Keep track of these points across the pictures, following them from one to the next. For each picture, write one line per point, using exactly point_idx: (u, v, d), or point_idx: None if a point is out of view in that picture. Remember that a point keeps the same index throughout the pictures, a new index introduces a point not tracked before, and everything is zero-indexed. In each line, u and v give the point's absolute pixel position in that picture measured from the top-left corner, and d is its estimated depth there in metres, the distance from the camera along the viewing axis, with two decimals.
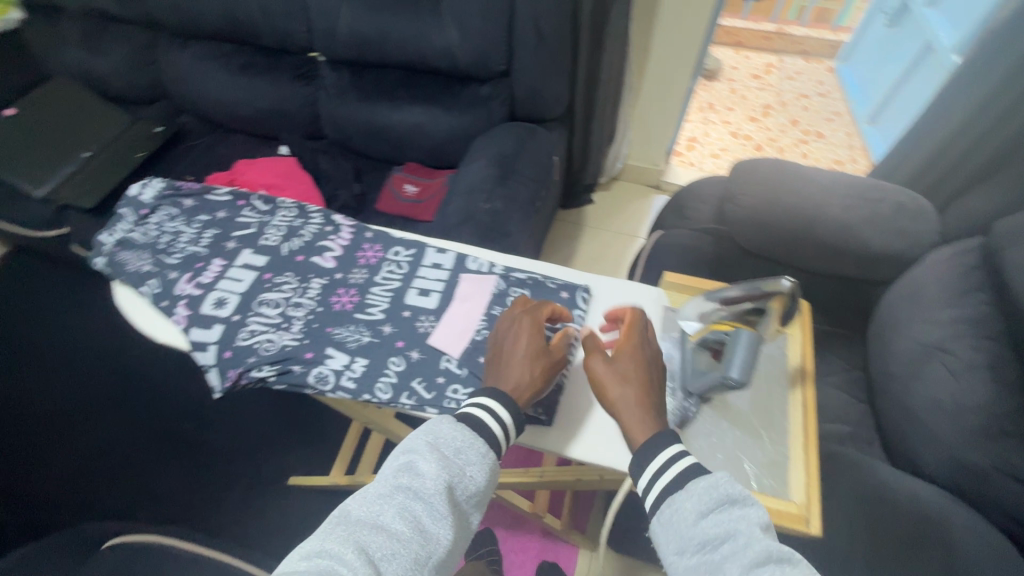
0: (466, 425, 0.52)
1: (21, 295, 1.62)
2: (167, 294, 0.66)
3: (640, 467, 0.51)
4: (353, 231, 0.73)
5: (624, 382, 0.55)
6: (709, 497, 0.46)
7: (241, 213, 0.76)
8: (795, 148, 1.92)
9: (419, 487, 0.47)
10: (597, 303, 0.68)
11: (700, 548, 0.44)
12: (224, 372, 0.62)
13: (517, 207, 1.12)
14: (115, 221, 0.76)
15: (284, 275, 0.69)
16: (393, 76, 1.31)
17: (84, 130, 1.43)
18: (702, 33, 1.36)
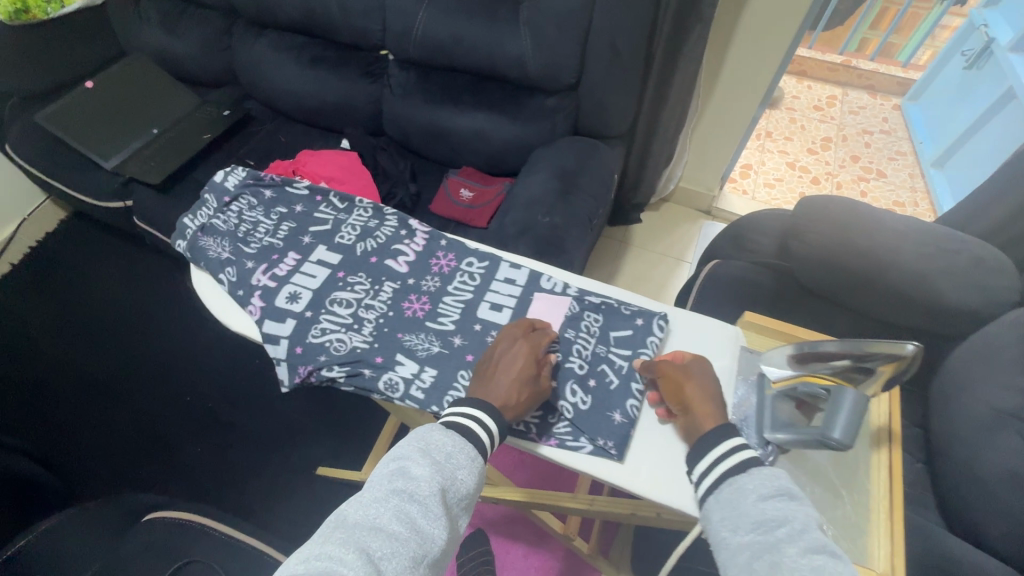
0: (456, 433, 0.54)
1: (75, 258, 1.66)
2: (244, 283, 0.67)
3: (700, 451, 0.53)
4: (428, 237, 0.73)
5: (701, 379, 0.57)
6: (770, 485, 0.49)
7: (318, 208, 0.76)
8: (854, 186, 1.87)
9: (414, 489, 0.49)
10: (674, 335, 0.66)
11: (757, 527, 0.47)
12: (294, 368, 0.62)
13: (575, 222, 1.11)
14: (198, 205, 0.77)
15: (358, 275, 0.69)
16: (460, 80, 1.32)
17: (156, 108, 1.47)
18: (776, 62, 1.34)
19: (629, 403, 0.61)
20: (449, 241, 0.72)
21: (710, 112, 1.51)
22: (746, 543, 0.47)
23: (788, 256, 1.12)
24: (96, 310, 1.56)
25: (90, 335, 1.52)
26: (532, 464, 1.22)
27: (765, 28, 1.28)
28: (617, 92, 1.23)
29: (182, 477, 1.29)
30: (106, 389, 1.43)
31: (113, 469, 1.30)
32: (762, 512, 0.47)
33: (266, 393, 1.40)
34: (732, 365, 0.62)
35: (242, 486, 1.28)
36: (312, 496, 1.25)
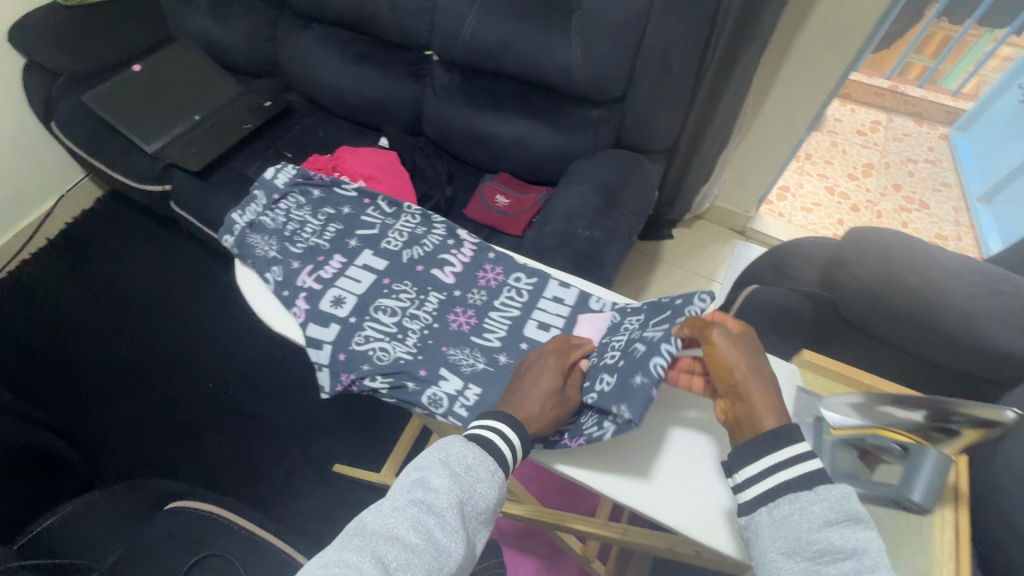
0: (477, 445, 0.54)
1: (108, 237, 1.68)
2: (289, 283, 0.67)
3: (755, 453, 0.51)
4: (475, 249, 0.73)
5: (751, 363, 0.55)
6: (838, 511, 0.46)
7: (366, 212, 0.78)
8: (894, 215, 1.82)
9: (432, 502, 0.49)
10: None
11: (816, 555, 0.45)
12: (336, 374, 0.62)
13: (615, 238, 1.08)
14: (248, 199, 0.78)
15: (403, 283, 0.69)
16: (505, 85, 1.30)
17: (199, 95, 1.48)
18: (829, 86, 1.30)
19: (654, 361, 0.55)
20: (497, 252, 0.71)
21: (754, 133, 1.47)
22: (802, 571, 0.45)
23: (831, 286, 1.08)
24: (126, 290, 1.58)
25: (119, 315, 1.53)
26: (550, 480, 1.20)
27: (820, 51, 1.25)
28: (664, 108, 1.20)
29: (201, 463, 1.30)
30: (131, 369, 1.44)
31: (134, 451, 1.32)
32: (827, 542, 0.45)
33: (288, 387, 1.40)
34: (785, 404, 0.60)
35: (259, 476, 1.28)
36: (328, 494, 1.25)
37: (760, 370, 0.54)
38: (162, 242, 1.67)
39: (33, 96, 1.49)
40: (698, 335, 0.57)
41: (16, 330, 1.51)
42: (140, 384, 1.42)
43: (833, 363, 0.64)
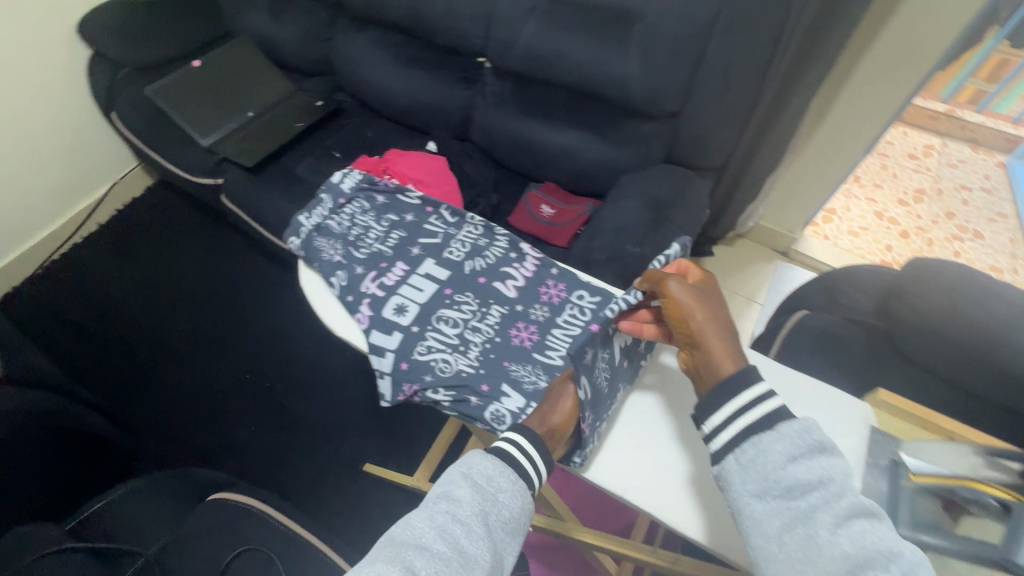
0: (496, 458, 0.57)
1: (155, 225, 1.72)
2: (353, 290, 0.72)
3: (719, 401, 0.56)
4: (537, 264, 0.77)
5: (705, 309, 0.61)
6: (799, 447, 0.51)
7: (428, 220, 0.84)
8: (946, 243, 1.75)
9: (457, 512, 0.52)
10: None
11: (785, 492, 0.50)
12: (399, 384, 0.69)
13: (665, 255, 1.07)
14: (314, 202, 0.85)
15: (464, 295, 0.75)
16: (556, 95, 1.30)
17: (254, 92, 1.52)
18: (891, 110, 1.26)
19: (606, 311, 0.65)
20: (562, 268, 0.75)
21: (807, 154, 1.44)
22: (774, 509, 0.50)
23: (887, 316, 1.04)
24: (170, 278, 1.61)
25: (164, 302, 1.57)
26: (582, 494, 1.18)
27: (884, 74, 1.21)
28: (719, 125, 1.18)
29: (237, 453, 1.32)
30: (171, 355, 1.48)
31: (172, 437, 1.35)
32: (794, 478, 0.50)
33: (323, 383, 1.42)
34: (861, 446, 0.58)
35: (292, 469, 1.30)
36: (358, 493, 1.26)
37: (714, 317, 0.61)
38: (205, 232, 1.70)
39: (96, 86, 1.53)
40: (658, 287, 0.64)
41: (65, 310, 1.56)
42: (179, 370, 1.45)
43: (914, 410, 0.62)
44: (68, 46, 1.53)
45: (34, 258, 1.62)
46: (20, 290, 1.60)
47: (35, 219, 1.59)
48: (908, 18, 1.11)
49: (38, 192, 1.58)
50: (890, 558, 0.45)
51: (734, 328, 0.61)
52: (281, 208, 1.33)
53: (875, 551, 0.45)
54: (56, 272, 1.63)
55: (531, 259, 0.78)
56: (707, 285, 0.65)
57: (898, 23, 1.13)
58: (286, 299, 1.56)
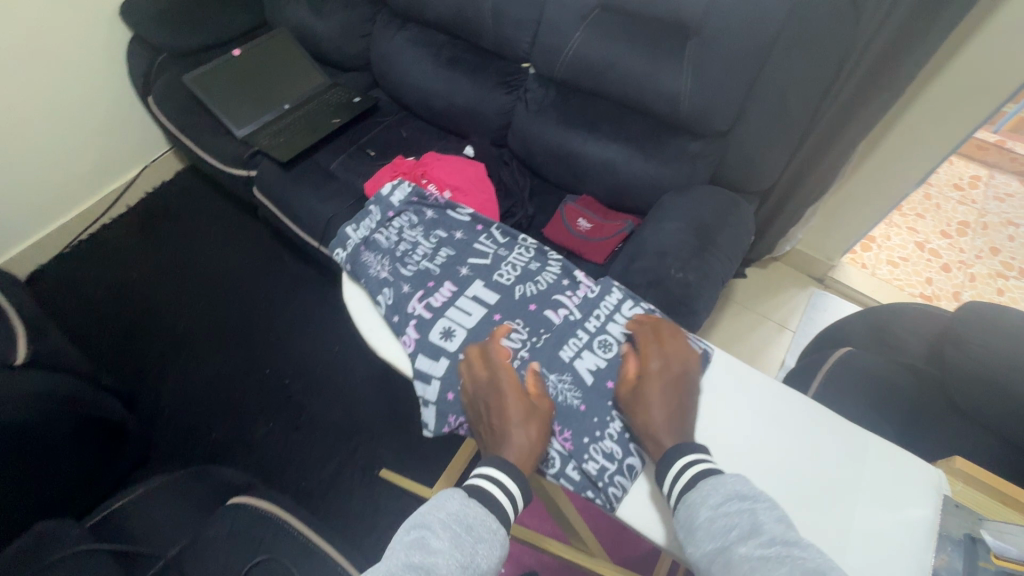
0: (478, 503, 0.54)
1: (182, 211, 1.72)
2: (400, 310, 0.78)
3: (667, 460, 0.58)
4: (589, 290, 0.81)
5: (647, 407, 0.62)
6: (717, 496, 0.52)
7: (479, 238, 0.89)
8: (990, 281, 1.69)
9: (432, 565, 0.47)
10: (787, 424, 0.63)
11: (710, 536, 0.50)
12: (445, 414, 0.71)
13: (709, 282, 1.02)
14: (363, 215, 0.92)
15: (514, 321, 0.78)
16: (601, 107, 1.25)
17: (290, 85, 1.50)
18: (953, 142, 1.21)
19: (572, 337, 0.74)
20: (621, 292, 0.78)
21: (856, 180, 1.38)
22: (706, 554, 0.50)
23: (940, 361, 0.98)
24: (194, 265, 1.61)
25: (188, 289, 1.56)
26: (599, 520, 1.14)
27: (949, 105, 1.16)
28: (771, 148, 1.13)
29: (251, 449, 1.31)
30: (192, 343, 1.47)
31: (186, 429, 1.34)
32: (713, 523, 0.51)
33: (342, 385, 1.40)
34: (932, 516, 0.55)
35: (306, 471, 1.28)
36: (372, 499, 1.23)
37: (656, 408, 0.62)
38: (232, 221, 1.70)
39: (135, 69, 1.53)
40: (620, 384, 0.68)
41: (88, 293, 1.55)
42: (197, 360, 1.44)
43: (996, 478, 0.58)
44: (108, 26, 1.52)
45: (62, 237, 1.62)
46: (45, 268, 1.59)
47: (64, 198, 1.59)
48: (982, 48, 1.06)
49: (68, 171, 1.57)
50: (796, 570, 0.43)
51: (679, 405, 0.62)
52: (312, 206, 1.30)
53: (781, 566, 0.44)
54: (83, 252, 1.63)
55: (584, 287, 0.82)
56: (655, 366, 0.64)
57: (970, 52, 1.07)
58: (311, 297, 1.54)
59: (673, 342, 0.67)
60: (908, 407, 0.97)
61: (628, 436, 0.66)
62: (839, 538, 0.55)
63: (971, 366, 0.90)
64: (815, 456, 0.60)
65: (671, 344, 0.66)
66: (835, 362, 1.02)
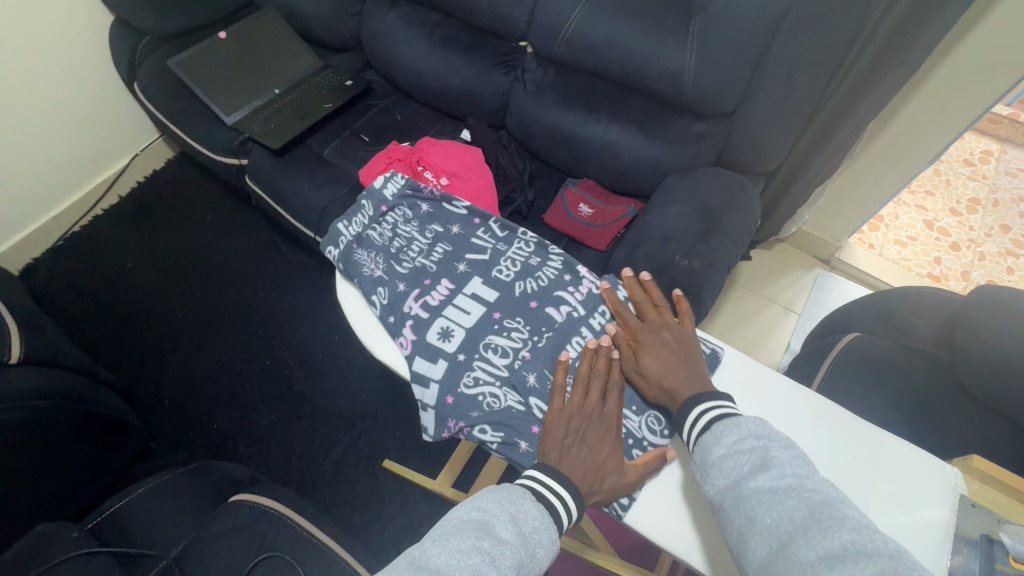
0: (544, 508, 0.54)
1: (174, 199, 1.68)
2: (396, 310, 0.76)
3: (683, 414, 0.60)
4: (590, 286, 0.79)
5: (669, 372, 0.64)
6: (732, 436, 0.55)
7: (477, 232, 0.86)
8: (1000, 259, 1.66)
9: (497, 554, 0.47)
10: (797, 422, 0.62)
11: (723, 470, 0.53)
12: (444, 417, 0.69)
13: (716, 268, 0.99)
14: (356, 208, 0.89)
15: (513, 320, 0.76)
16: (601, 86, 1.21)
17: (279, 68, 1.45)
18: (968, 118, 1.16)
19: (575, 339, 0.72)
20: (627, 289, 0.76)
21: (865, 159, 1.34)
22: (720, 486, 0.53)
23: (951, 347, 0.96)
24: (189, 255, 1.58)
25: (184, 279, 1.54)
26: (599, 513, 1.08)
27: (965, 80, 1.11)
28: (778, 128, 1.09)
29: (254, 440, 1.30)
30: (190, 334, 1.45)
31: (187, 421, 1.33)
32: (728, 459, 0.53)
33: (342, 376, 1.38)
34: (947, 518, 0.54)
35: (309, 462, 1.27)
36: (376, 489, 1.23)
37: (681, 368, 0.64)
38: (226, 210, 1.66)
39: (119, 54, 1.47)
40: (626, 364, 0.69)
41: (84, 284, 1.53)
42: (196, 351, 1.43)
43: (1014, 478, 0.56)
44: (90, 10, 1.46)
45: (55, 229, 1.59)
46: (39, 261, 1.57)
47: (54, 190, 1.56)
48: (1003, 19, 1.01)
49: (56, 161, 1.53)
50: (804, 503, 0.47)
51: (689, 362, 0.64)
52: (306, 194, 1.27)
53: (790, 499, 0.48)
54: (77, 244, 1.60)
55: (587, 283, 0.79)
56: (652, 337, 0.68)
57: (991, 24, 1.02)
58: (308, 286, 1.52)
59: (652, 315, 0.71)
60: (916, 394, 0.95)
61: (631, 442, 0.67)
62: None
63: (983, 352, 0.88)
64: (827, 454, 0.59)
65: (652, 316, 0.70)
66: (843, 350, 1.00)
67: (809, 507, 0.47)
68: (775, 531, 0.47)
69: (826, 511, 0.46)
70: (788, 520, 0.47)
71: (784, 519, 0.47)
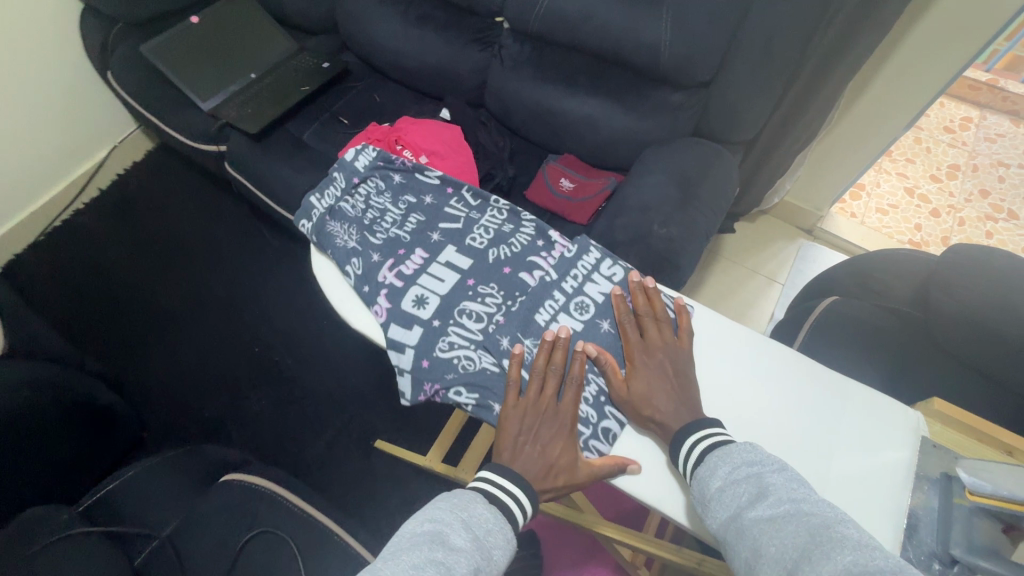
0: (498, 508, 0.56)
1: (154, 190, 1.67)
2: (370, 279, 0.76)
3: (675, 445, 0.58)
4: (561, 249, 0.79)
5: (658, 397, 0.62)
6: (726, 466, 0.54)
7: (449, 201, 0.87)
8: (979, 224, 1.68)
9: (452, 562, 0.48)
10: (767, 372, 0.63)
11: (725, 506, 0.52)
12: (421, 381, 0.70)
13: (694, 236, 1.00)
14: (328, 182, 0.89)
15: (487, 286, 0.77)
16: (578, 60, 1.20)
17: (255, 51, 1.43)
18: (942, 81, 1.17)
19: (547, 301, 0.73)
20: (598, 251, 0.76)
21: (843, 127, 1.35)
22: (723, 522, 0.51)
23: (926, 306, 0.98)
24: (172, 245, 1.57)
25: (167, 269, 1.54)
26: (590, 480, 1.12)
27: (938, 43, 1.11)
28: (754, 95, 1.09)
29: (247, 426, 1.31)
30: (178, 321, 1.46)
31: (178, 409, 1.34)
32: (728, 493, 0.52)
33: (330, 358, 1.39)
34: (910, 458, 0.56)
35: (302, 444, 1.29)
36: (369, 469, 1.25)
37: (668, 394, 0.62)
38: (205, 198, 1.65)
39: (91, 43, 1.45)
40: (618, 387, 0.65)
41: (66, 278, 1.52)
42: (183, 340, 1.43)
43: (977, 421, 0.59)
44: None
45: (36, 224, 1.58)
46: (22, 256, 1.56)
47: (32, 185, 1.54)
48: None
49: (32, 155, 1.51)
50: (804, 527, 0.46)
51: (682, 389, 0.62)
52: (286, 178, 1.26)
53: (789, 524, 0.47)
54: (59, 239, 1.59)
55: (559, 247, 0.80)
56: (646, 359, 0.65)
57: None
58: (293, 272, 1.52)
59: (653, 331, 0.67)
60: (893, 353, 0.97)
61: (603, 399, 0.67)
62: (818, 489, 0.55)
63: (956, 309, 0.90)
64: (798, 405, 0.60)
65: (652, 333, 0.66)
66: (821, 313, 1.01)
67: (808, 530, 0.45)
68: (781, 558, 0.45)
69: (826, 534, 0.45)
70: (791, 546, 0.45)
71: (787, 546, 0.45)
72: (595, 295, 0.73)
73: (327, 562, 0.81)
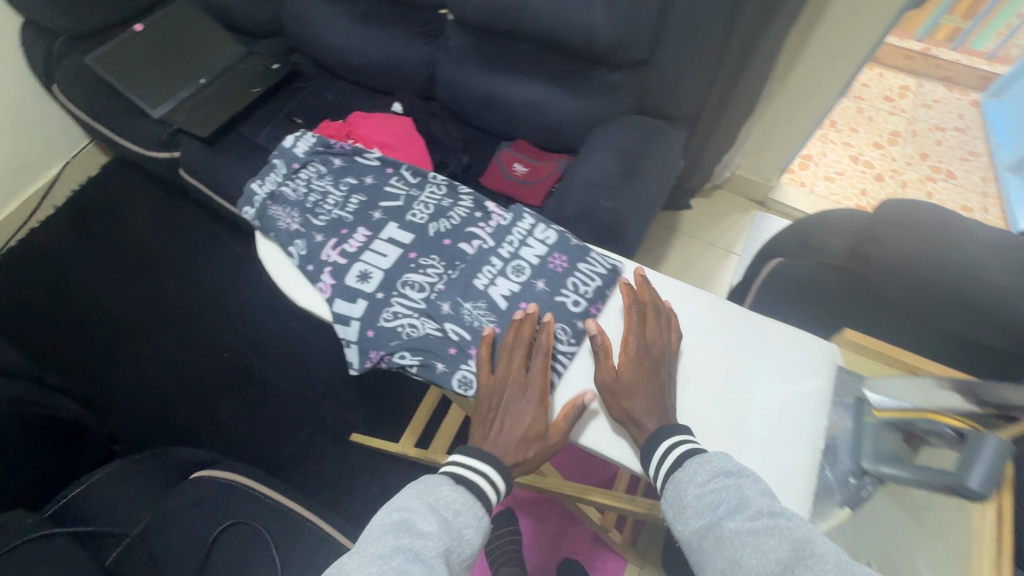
0: (466, 488, 0.57)
1: (109, 203, 1.65)
2: (313, 258, 0.78)
3: (649, 450, 0.57)
4: (496, 218, 0.83)
5: (642, 392, 0.60)
6: (703, 474, 0.53)
7: (389, 181, 0.90)
8: (920, 185, 1.76)
9: (420, 548, 0.49)
10: (695, 319, 0.67)
11: (703, 516, 0.51)
12: (367, 350, 0.73)
13: (639, 208, 1.04)
14: (268, 169, 0.92)
15: (428, 258, 0.80)
16: (520, 47, 1.24)
17: (202, 56, 1.44)
18: (864, 48, 1.23)
19: (485, 267, 0.76)
20: (532, 217, 0.79)
21: (780, 99, 1.41)
22: (700, 530, 0.51)
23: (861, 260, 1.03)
24: (132, 258, 1.56)
25: (127, 282, 1.52)
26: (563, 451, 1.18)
27: (856, 10, 1.18)
28: (688, 71, 1.14)
29: (220, 432, 1.31)
30: (143, 331, 1.45)
31: (148, 419, 1.33)
32: (705, 500, 0.52)
33: (300, 357, 1.40)
34: (827, 385, 0.61)
35: (278, 442, 1.30)
36: (344, 461, 1.27)
37: (650, 389, 0.60)
38: (163, 208, 1.64)
39: (33, 58, 1.43)
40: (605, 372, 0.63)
41: (23, 298, 1.50)
42: (149, 351, 1.42)
43: (881, 349, 0.67)
44: None
45: None
46: None
47: None
48: None
49: None
50: (787, 540, 0.46)
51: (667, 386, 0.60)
52: (241, 179, 1.27)
53: (770, 538, 0.46)
54: (14, 259, 1.56)
55: (496, 217, 0.83)
56: (636, 351, 0.63)
57: None
58: (258, 275, 1.52)
59: (654, 328, 0.64)
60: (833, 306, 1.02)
61: None
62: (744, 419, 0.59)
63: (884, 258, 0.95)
64: (726, 347, 0.64)
65: (654, 329, 0.64)
66: (765, 274, 1.06)
67: (793, 545, 0.45)
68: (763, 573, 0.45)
69: (809, 550, 0.44)
70: (773, 561, 0.45)
71: (768, 560, 0.45)
72: (530, 258, 0.76)
73: (300, 547, 0.83)
